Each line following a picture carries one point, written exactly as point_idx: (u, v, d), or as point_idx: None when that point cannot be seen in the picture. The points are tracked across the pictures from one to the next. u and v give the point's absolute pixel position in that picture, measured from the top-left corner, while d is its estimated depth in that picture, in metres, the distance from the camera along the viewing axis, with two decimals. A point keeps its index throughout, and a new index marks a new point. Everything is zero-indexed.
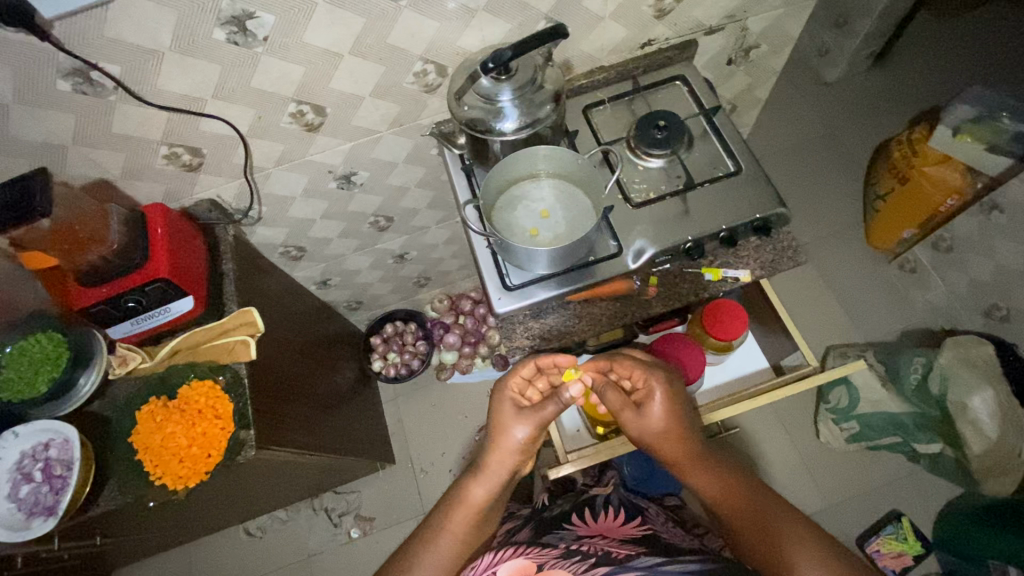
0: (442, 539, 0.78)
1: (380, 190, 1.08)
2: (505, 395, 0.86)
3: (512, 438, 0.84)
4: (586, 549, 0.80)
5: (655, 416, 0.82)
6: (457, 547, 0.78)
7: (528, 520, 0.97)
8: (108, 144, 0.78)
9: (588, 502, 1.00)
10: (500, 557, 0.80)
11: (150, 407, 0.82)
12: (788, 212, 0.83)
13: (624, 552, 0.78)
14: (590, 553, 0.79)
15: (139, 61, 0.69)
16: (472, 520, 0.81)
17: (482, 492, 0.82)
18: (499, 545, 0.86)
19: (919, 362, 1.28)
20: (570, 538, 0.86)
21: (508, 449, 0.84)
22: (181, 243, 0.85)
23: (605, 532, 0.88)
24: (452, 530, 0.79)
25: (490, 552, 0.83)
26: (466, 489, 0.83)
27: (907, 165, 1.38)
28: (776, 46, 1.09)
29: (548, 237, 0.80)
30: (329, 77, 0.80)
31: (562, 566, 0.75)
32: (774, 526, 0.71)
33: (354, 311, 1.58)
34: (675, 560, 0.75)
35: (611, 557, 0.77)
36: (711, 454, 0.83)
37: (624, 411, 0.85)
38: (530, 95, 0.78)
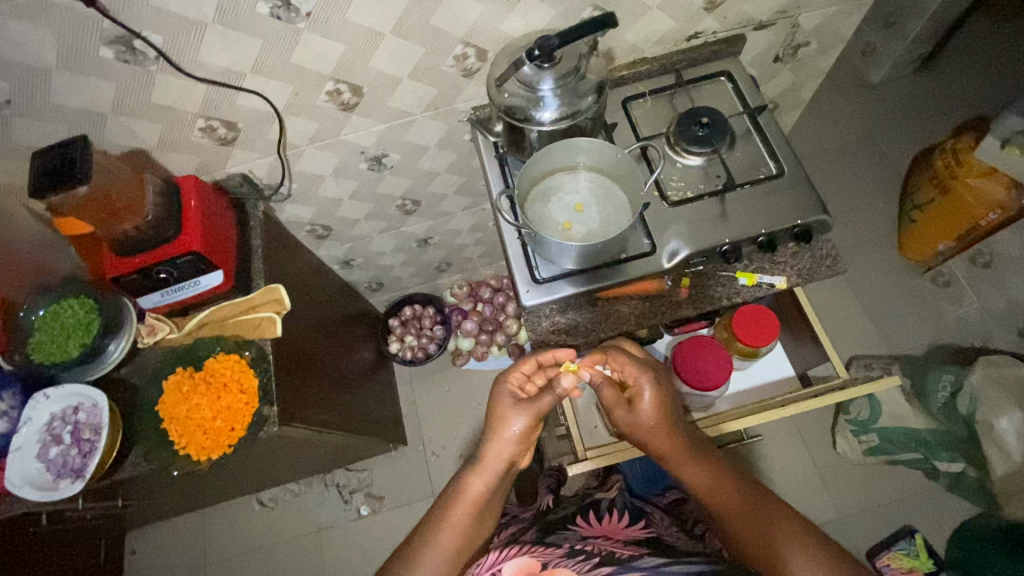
0: (441, 533, 0.77)
1: (410, 173, 1.07)
2: (503, 385, 0.85)
3: (508, 430, 0.82)
4: (590, 549, 0.80)
5: (645, 412, 0.81)
6: (456, 541, 0.77)
7: (534, 521, 0.98)
8: (146, 115, 0.78)
9: (593, 505, 1.00)
10: (506, 555, 0.80)
11: (177, 377, 0.83)
12: (830, 219, 0.80)
13: (628, 553, 0.78)
14: (595, 553, 0.79)
15: (183, 33, 0.68)
16: (471, 513, 0.79)
17: (482, 484, 0.81)
18: (505, 544, 0.87)
19: (946, 380, 1.24)
20: (575, 538, 0.86)
21: (504, 443, 0.82)
22: (213, 217, 0.86)
23: (610, 533, 0.89)
24: (452, 524, 0.78)
25: (495, 551, 0.83)
26: (464, 483, 0.82)
27: (949, 176, 1.33)
28: (827, 45, 1.05)
29: (580, 232, 0.78)
30: (369, 57, 0.78)
31: (566, 565, 0.75)
32: (770, 521, 0.69)
33: (374, 292, 1.58)
34: (679, 560, 0.76)
35: (616, 557, 0.77)
36: (696, 444, 0.80)
37: (615, 407, 0.83)
38: (573, 85, 0.76)
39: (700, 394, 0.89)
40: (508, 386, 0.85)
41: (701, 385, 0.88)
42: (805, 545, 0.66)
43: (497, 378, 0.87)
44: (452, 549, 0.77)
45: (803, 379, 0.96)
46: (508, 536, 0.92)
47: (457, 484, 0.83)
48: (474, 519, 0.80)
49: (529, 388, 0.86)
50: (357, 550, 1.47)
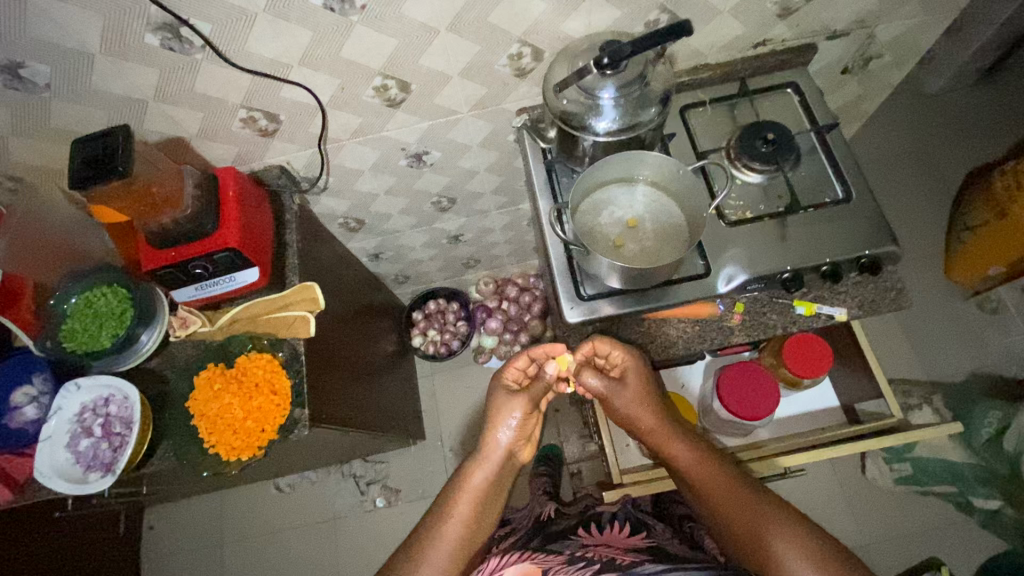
0: (447, 527, 0.75)
1: (449, 171, 1.04)
2: (501, 383, 0.89)
3: (507, 421, 0.86)
4: (591, 556, 0.77)
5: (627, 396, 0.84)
6: (465, 528, 0.76)
7: (533, 531, 0.94)
8: (188, 103, 0.75)
9: (594, 516, 0.96)
10: (507, 561, 0.78)
11: (208, 373, 0.82)
12: (899, 251, 0.75)
13: (629, 560, 0.74)
14: (595, 559, 0.75)
15: (231, 21, 0.64)
16: (476, 504, 0.78)
17: (488, 473, 0.82)
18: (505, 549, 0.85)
19: (993, 417, 1.17)
20: (576, 546, 0.83)
21: (504, 433, 0.86)
22: (250, 211, 0.83)
23: (611, 542, 0.85)
24: (458, 515, 0.76)
25: (496, 555, 0.81)
26: (469, 476, 0.82)
27: (1007, 200, 1.20)
28: (900, 58, 0.98)
29: (632, 250, 0.75)
30: (421, 52, 0.74)
31: (566, 571, 0.72)
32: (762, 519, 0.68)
33: (400, 285, 1.56)
34: (680, 569, 0.70)
35: (617, 563, 0.73)
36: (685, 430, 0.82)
37: (606, 392, 0.85)
38: (637, 94, 0.71)
39: (743, 423, 0.86)
40: (503, 380, 0.89)
41: (745, 414, 0.84)
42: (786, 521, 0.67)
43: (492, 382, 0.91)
44: (460, 534, 0.75)
45: (847, 410, 0.93)
46: (510, 544, 0.90)
47: (462, 478, 0.82)
48: (479, 510, 0.78)
49: (523, 380, 0.90)
50: (371, 541, 1.48)
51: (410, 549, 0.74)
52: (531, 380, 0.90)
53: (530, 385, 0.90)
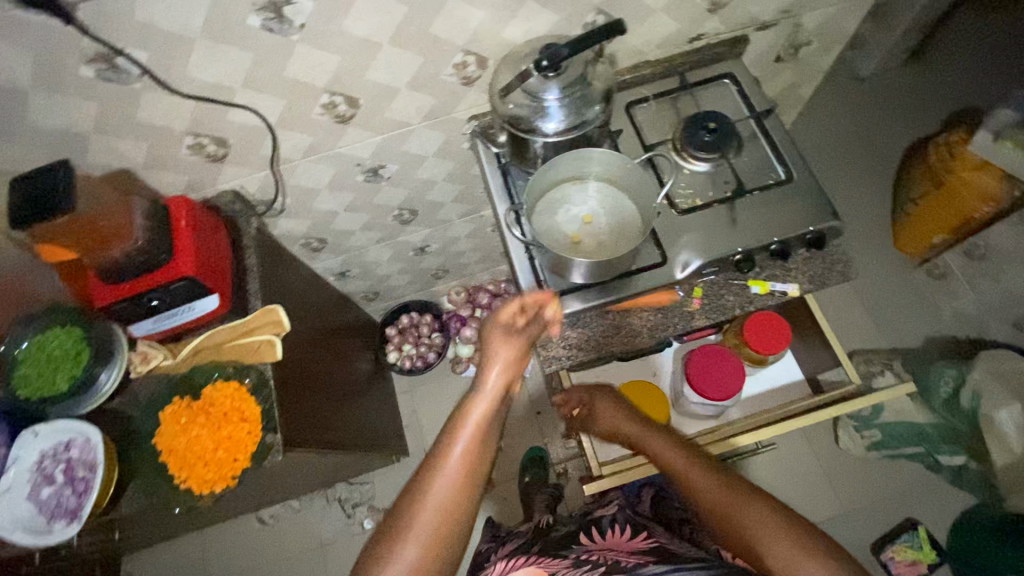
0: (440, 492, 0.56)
1: (408, 183, 1.04)
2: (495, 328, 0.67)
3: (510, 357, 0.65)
4: (596, 559, 0.76)
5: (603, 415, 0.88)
6: (455, 497, 0.57)
7: (535, 542, 0.92)
8: (132, 134, 0.74)
9: (594, 522, 0.92)
10: (514, 566, 0.80)
11: (174, 407, 0.80)
12: (841, 224, 0.79)
13: (634, 561, 0.72)
14: (600, 562, 0.74)
15: (167, 49, 0.64)
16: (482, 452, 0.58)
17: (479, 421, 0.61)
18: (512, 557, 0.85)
19: (948, 376, 1.20)
20: (580, 552, 0.80)
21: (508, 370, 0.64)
22: (204, 237, 0.81)
23: (615, 547, 0.81)
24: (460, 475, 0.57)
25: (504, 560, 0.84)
26: (453, 431, 0.60)
27: (944, 170, 1.27)
28: (828, 45, 1.03)
29: (590, 245, 0.77)
30: (365, 67, 0.75)
31: None
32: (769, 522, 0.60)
33: (370, 302, 1.55)
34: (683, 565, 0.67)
35: (621, 565, 0.71)
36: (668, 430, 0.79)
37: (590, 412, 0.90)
38: (580, 94, 0.74)
39: (714, 405, 0.88)
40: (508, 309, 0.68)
41: (714, 395, 0.87)
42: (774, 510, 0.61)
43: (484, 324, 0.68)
44: (450, 507, 0.56)
45: (812, 382, 0.96)
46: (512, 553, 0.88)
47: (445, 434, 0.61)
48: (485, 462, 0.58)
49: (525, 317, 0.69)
50: None
51: (392, 514, 0.57)
52: (527, 324, 0.69)
53: (528, 328, 0.68)
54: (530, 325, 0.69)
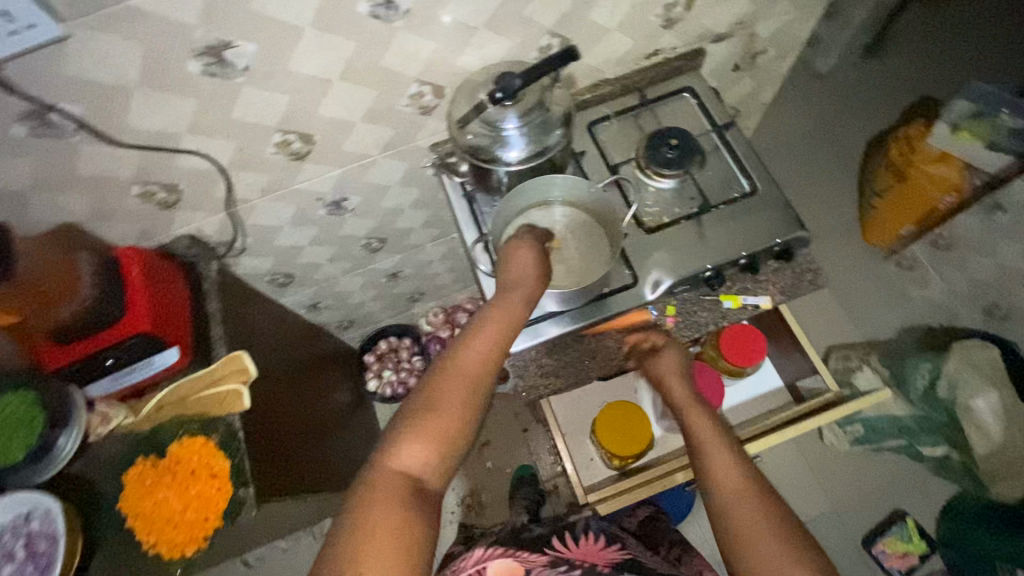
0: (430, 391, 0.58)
1: (373, 213, 1.02)
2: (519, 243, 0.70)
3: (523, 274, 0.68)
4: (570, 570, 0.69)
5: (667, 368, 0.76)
6: (475, 380, 0.59)
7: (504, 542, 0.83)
8: (73, 188, 0.70)
9: (568, 525, 0.84)
10: (490, 553, 0.74)
11: (138, 469, 0.75)
12: (808, 234, 0.79)
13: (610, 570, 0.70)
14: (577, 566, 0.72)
15: (104, 101, 0.61)
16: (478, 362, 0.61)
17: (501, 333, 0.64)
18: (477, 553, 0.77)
19: (924, 369, 1.24)
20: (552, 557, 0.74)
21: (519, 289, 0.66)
22: (160, 287, 0.78)
23: (588, 556, 0.75)
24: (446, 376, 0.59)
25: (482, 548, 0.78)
26: (478, 331, 0.63)
27: (904, 163, 1.34)
28: (784, 51, 1.04)
29: (561, 272, 0.76)
30: (318, 104, 0.73)
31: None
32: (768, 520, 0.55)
33: (346, 330, 1.51)
34: None
35: None
36: (718, 414, 0.69)
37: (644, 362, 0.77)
38: (538, 120, 0.73)
39: None
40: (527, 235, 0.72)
41: None
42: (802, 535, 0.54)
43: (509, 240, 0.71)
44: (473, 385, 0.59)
45: (792, 390, 0.95)
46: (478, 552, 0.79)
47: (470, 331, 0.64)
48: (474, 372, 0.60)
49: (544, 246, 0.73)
50: None
51: (412, 407, 0.57)
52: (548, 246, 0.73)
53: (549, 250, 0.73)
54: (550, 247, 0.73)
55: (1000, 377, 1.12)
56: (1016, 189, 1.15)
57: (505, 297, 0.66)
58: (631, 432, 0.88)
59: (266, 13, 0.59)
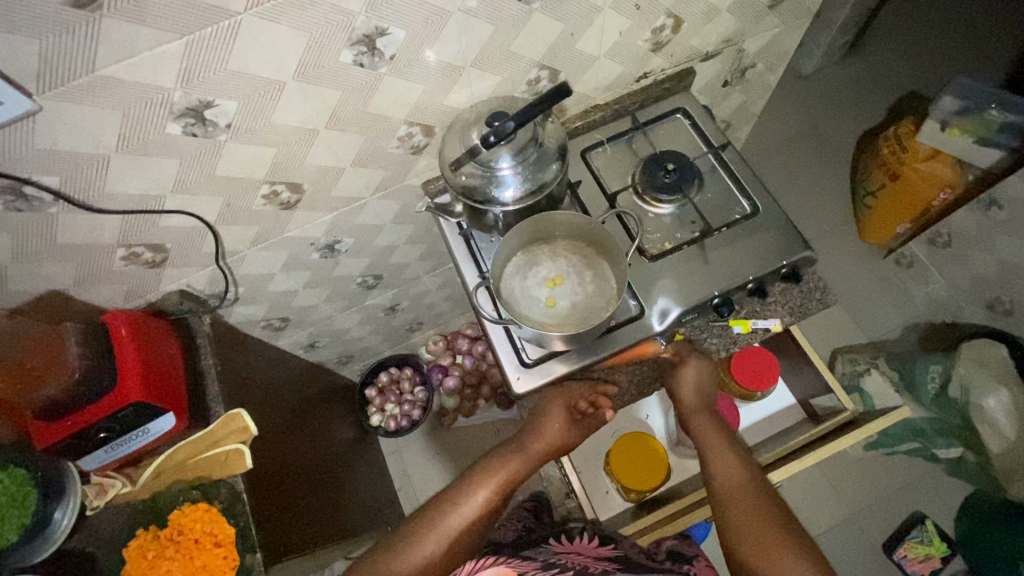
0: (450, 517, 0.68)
1: (368, 252, 1.00)
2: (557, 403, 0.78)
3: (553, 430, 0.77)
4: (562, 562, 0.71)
5: (693, 386, 0.77)
6: (484, 511, 0.70)
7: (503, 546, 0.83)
8: (54, 257, 0.67)
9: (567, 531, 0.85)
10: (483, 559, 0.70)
11: (139, 541, 0.71)
12: (813, 253, 0.78)
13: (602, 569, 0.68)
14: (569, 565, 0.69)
15: (82, 169, 0.59)
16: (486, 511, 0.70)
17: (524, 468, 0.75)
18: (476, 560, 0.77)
19: (934, 371, 1.25)
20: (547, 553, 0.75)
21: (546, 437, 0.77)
22: (152, 350, 0.76)
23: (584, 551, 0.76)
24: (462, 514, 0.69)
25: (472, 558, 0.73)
26: (501, 466, 0.74)
27: (896, 163, 1.44)
28: (772, 64, 1.03)
29: (566, 308, 0.73)
30: (305, 153, 0.71)
31: None
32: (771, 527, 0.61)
33: (344, 365, 1.48)
34: None
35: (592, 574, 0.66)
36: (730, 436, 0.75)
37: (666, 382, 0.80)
38: (532, 157, 0.71)
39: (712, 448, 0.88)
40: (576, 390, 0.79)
41: None
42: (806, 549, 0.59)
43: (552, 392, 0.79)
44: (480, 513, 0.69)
45: (805, 407, 0.93)
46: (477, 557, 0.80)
47: (496, 462, 0.74)
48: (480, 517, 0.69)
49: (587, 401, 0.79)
50: None
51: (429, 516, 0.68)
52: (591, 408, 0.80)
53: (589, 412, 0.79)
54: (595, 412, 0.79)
55: (1009, 375, 1.13)
56: (1013, 186, 1.17)
57: (537, 432, 0.77)
58: (645, 464, 0.86)
59: (248, 70, 0.57)
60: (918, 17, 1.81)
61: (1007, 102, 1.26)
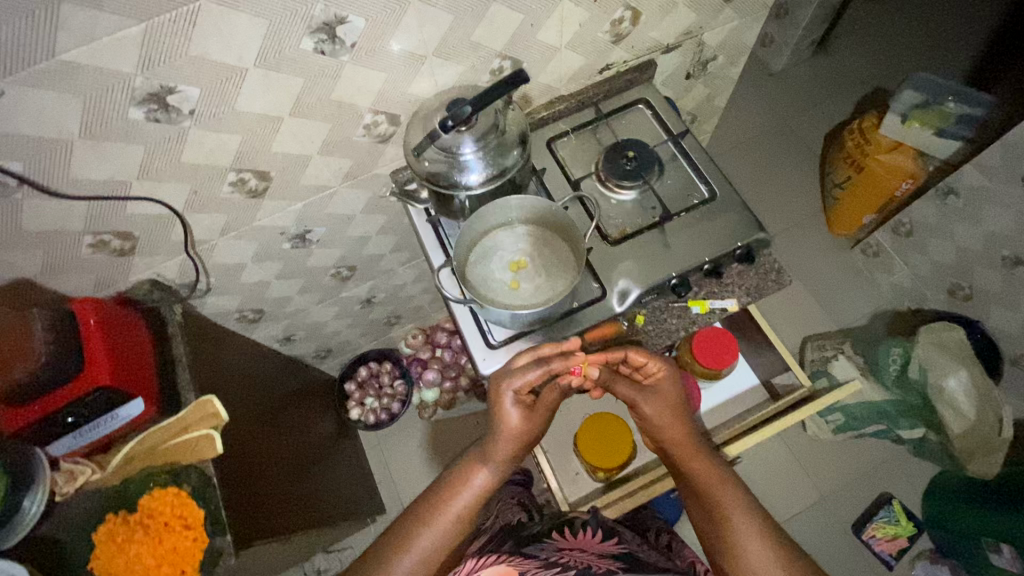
0: (429, 525, 0.72)
1: (340, 242, 1.01)
2: (509, 390, 0.72)
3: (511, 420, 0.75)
4: (565, 560, 0.70)
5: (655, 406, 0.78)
6: (462, 516, 0.74)
7: (503, 537, 0.82)
8: (20, 244, 0.68)
9: (569, 522, 0.85)
10: (482, 564, 0.71)
11: (108, 526, 0.72)
12: (768, 236, 0.80)
13: (603, 567, 0.68)
14: (571, 564, 0.69)
15: (45, 155, 0.60)
16: (461, 515, 0.74)
17: (494, 470, 0.76)
18: (478, 556, 0.76)
19: (895, 354, 1.29)
20: (550, 549, 0.74)
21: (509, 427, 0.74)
22: (120, 338, 0.77)
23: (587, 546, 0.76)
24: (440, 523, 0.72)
25: (473, 560, 0.74)
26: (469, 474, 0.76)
27: (861, 154, 1.47)
28: (733, 57, 1.06)
29: (528, 289, 0.76)
30: (271, 141, 0.72)
31: None
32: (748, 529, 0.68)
33: (323, 359, 1.49)
34: None
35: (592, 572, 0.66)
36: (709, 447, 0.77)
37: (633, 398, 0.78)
38: (494, 142, 0.73)
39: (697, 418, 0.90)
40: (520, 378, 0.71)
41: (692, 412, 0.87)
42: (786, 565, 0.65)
43: (499, 373, 0.73)
44: (452, 530, 0.73)
45: (768, 387, 0.96)
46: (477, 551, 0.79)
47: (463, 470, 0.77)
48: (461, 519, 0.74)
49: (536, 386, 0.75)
50: None
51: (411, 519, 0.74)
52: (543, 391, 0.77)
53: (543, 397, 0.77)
54: (546, 392, 0.77)
55: (968, 357, 1.21)
56: (967, 175, 1.20)
57: (500, 430, 0.75)
58: (613, 445, 0.88)
59: (208, 56, 0.58)
60: (883, 16, 1.86)
61: (961, 96, 1.35)
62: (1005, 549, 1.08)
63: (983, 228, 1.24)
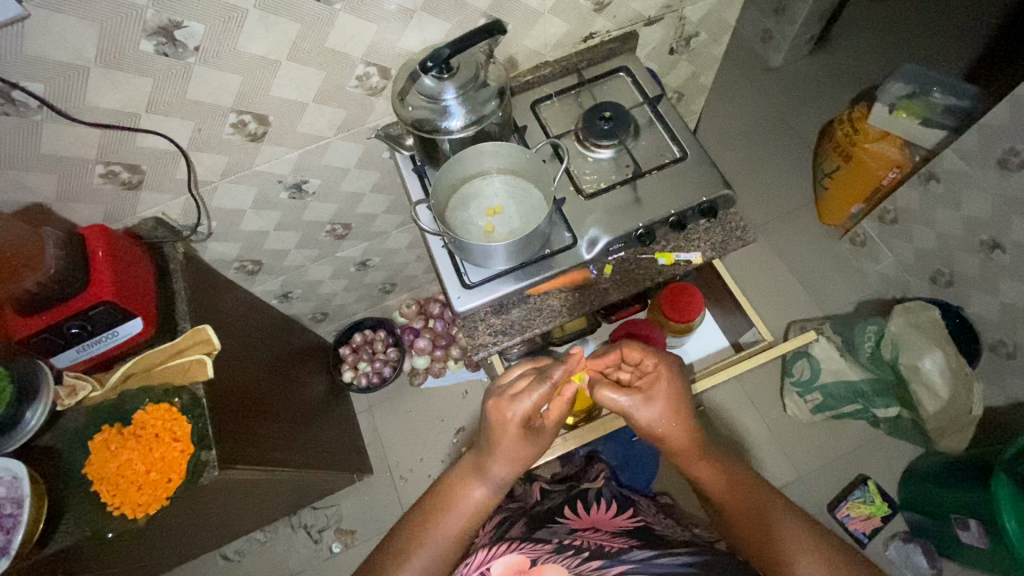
0: (432, 537, 0.75)
1: (335, 197, 1.07)
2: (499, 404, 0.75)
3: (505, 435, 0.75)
4: (579, 543, 0.74)
5: (656, 411, 0.77)
6: (464, 526, 0.77)
7: (518, 513, 0.89)
8: (39, 167, 0.75)
9: (581, 494, 0.92)
10: (494, 553, 0.75)
11: (104, 434, 0.78)
12: (733, 194, 0.85)
13: (617, 546, 0.72)
14: (585, 547, 0.73)
15: (64, 79, 0.67)
16: (462, 524, 0.77)
17: (488, 487, 0.78)
18: (491, 543, 0.80)
19: (871, 331, 1.34)
20: (563, 532, 0.79)
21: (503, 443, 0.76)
22: (125, 263, 0.83)
23: (598, 525, 0.82)
24: (441, 537, 0.75)
25: (486, 548, 0.78)
26: (466, 487, 0.78)
27: (849, 144, 1.50)
28: (716, 35, 1.11)
29: (503, 233, 0.79)
30: (268, 85, 0.78)
31: (555, 560, 0.70)
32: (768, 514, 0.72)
33: (320, 323, 1.55)
34: (669, 552, 0.69)
35: (605, 549, 0.71)
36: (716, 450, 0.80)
37: (628, 405, 0.77)
38: (474, 93, 0.79)
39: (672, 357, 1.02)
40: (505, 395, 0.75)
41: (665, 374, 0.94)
42: (822, 542, 0.68)
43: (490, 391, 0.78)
44: (453, 542, 0.75)
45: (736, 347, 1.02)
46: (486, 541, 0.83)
47: (460, 483, 0.79)
48: (464, 530, 0.77)
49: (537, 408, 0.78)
50: None
51: (415, 523, 0.77)
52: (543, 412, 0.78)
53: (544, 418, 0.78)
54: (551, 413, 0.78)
55: (942, 337, 1.23)
56: (946, 161, 1.24)
57: (492, 446, 0.76)
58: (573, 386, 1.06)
59: None
60: (882, 15, 1.90)
61: (945, 87, 1.38)
62: (973, 524, 1.09)
63: (963, 213, 1.26)
